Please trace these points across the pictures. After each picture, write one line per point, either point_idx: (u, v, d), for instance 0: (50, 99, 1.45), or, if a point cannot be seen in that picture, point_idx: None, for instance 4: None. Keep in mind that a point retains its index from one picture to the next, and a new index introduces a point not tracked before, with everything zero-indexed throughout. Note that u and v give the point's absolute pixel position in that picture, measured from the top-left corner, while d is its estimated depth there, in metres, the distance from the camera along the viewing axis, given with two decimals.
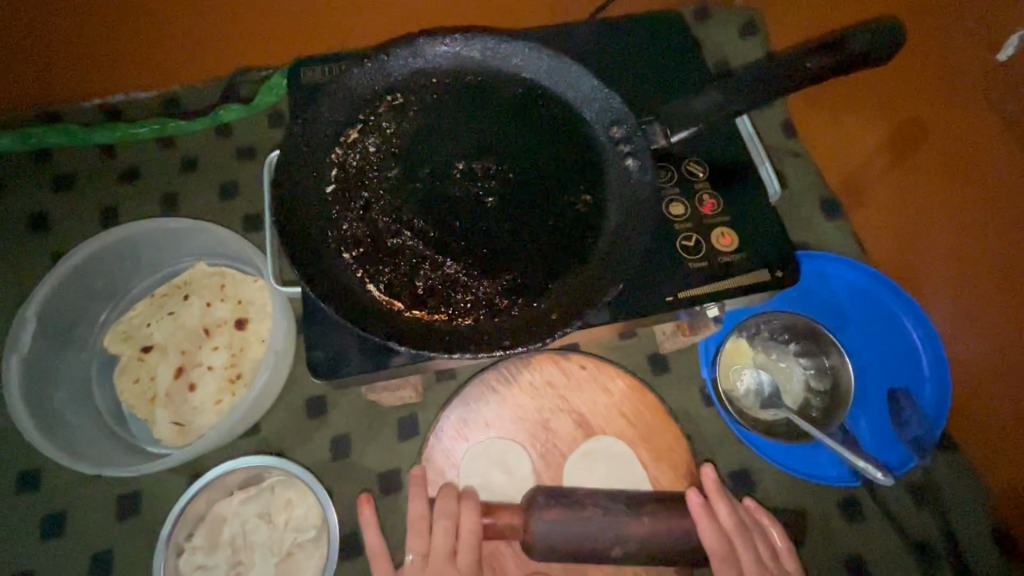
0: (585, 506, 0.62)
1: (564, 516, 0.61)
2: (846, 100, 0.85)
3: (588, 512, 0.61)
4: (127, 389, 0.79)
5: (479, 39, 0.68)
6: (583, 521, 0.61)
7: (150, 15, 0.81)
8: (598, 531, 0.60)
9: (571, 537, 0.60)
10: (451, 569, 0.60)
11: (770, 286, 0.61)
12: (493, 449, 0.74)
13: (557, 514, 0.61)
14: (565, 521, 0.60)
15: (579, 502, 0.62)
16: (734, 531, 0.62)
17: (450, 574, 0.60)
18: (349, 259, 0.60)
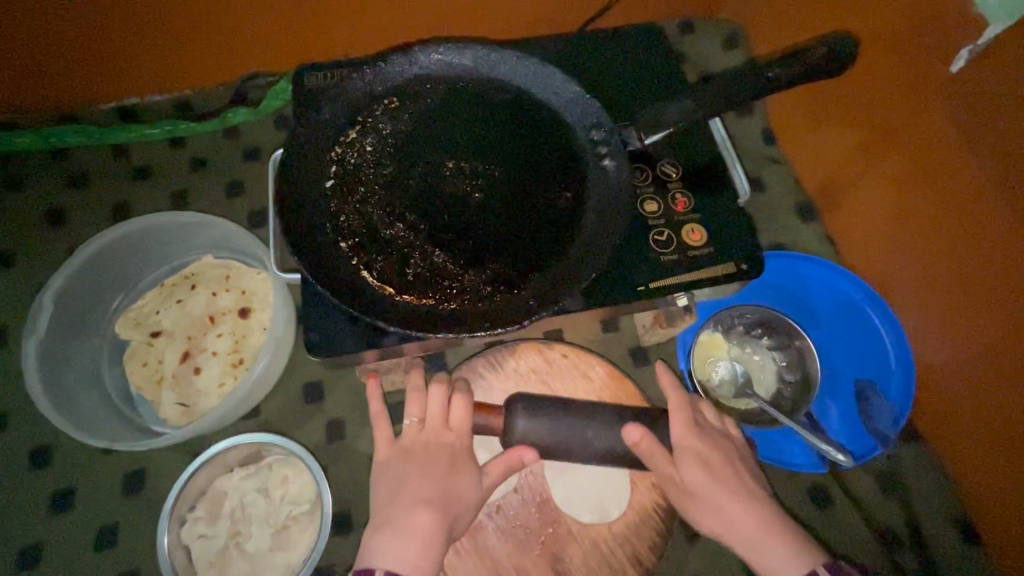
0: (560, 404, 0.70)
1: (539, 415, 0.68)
2: (818, 109, 0.90)
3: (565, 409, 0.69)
4: (136, 371, 0.84)
5: (470, 49, 0.73)
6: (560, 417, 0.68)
7: (167, 25, 0.87)
8: (570, 429, 0.67)
9: (546, 428, 0.67)
10: (447, 430, 0.69)
11: (736, 277, 0.66)
12: None
13: (534, 408, 0.68)
14: (543, 419, 0.68)
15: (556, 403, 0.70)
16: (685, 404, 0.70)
17: (446, 434, 0.69)
18: (345, 248, 0.64)
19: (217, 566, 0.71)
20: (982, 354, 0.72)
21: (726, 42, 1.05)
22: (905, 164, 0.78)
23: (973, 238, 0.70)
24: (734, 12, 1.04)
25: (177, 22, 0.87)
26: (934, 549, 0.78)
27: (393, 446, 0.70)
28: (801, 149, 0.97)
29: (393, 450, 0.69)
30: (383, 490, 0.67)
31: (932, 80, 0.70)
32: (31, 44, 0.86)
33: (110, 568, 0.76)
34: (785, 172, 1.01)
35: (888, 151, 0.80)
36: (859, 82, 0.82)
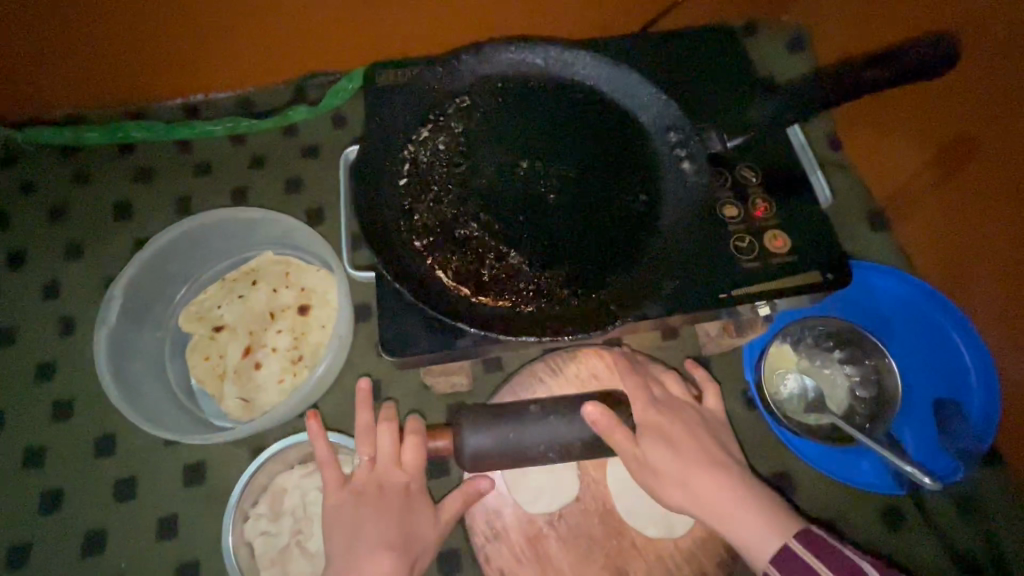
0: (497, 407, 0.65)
1: (486, 426, 0.64)
2: (891, 116, 0.87)
3: (504, 411, 0.65)
4: (198, 365, 0.84)
5: (543, 47, 0.72)
6: (500, 427, 0.64)
7: (235, 23, 0.88)
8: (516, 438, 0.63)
9: (494, 442, 0.63)
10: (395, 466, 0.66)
11: (821, 287, 0.63)
12: None
13: (477, 422, 0.64)
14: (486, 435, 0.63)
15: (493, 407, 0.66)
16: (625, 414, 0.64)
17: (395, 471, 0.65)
18: (419, 247, 0.64)
19: (279, 565, 0.71)
20: None
21: (792, 46, 1.02)
22: (984, 177, 0.74)
23: None
24: (801, 14, 1.02)
25: (242, 19, 0.88)
26: None
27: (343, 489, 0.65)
28: (872, 155, 0.93)
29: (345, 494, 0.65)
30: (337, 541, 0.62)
31: (1013, 91, 0.67)
32: (107, 44, 0.89)
33: (171, 559, 0.77)
34: (853, 178, 0.97)
35: (964, 163, 0.76)
36: (933, 96, 0.78)
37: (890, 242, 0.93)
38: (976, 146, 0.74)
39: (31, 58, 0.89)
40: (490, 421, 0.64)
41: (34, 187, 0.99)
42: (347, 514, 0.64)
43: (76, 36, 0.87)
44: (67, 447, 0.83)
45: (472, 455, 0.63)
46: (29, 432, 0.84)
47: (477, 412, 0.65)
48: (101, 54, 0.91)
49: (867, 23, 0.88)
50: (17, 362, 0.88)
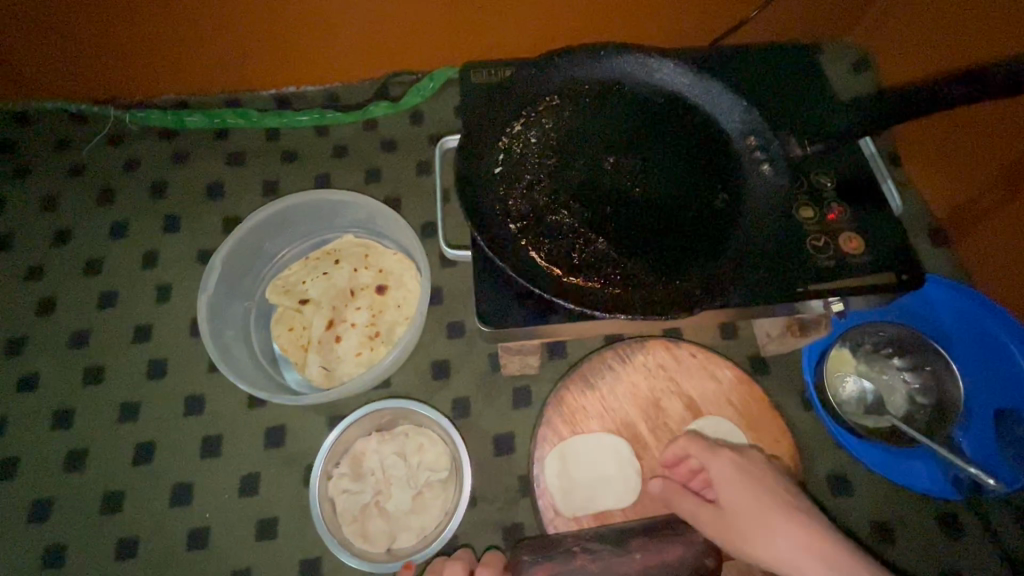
0: (568, 546, 0.71)
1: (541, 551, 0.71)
2: (957, 136, 0.90)
3: (575, 559, 0.70)
4: (283, 334, 0.90)
5: (630, 54, 0.78)
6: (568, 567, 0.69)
7: (334, 23, 0.96)
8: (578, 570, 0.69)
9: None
10: None
11: (893, 288, 0.66)
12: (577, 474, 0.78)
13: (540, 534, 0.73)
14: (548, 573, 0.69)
15: (564, 549, 0.71)
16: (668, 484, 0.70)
17: None
18: (513, 229, 0.69)
19: (359, 522, 0.75)
20: None
21: (853, 68, 1.07)
22: None
23: None
24: (864, 35, 1.06)
25: (342, 19, 0.95)
26: None
27: None
28: (932, 174, 0.96)
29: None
30: None
31: None
32: (216, 39, 0.97)
33: (252, 514, 0.82)
34: (912, 194, 1.00)
35: None
36: (1006, 116, 0.80)
37: (949, 256, 0.95)
38: None
39: (150, 46, 0.97)
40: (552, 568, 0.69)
41: (137, 165, 1.07)
42: None
43: (191, 31, 0.95)
44: (159, 404, 0.89)
45: None
46: (125, 389, 0.90)
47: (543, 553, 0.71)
48: (210, 47, 0.99)
49: (932, 46, 0.91)
50: (117, 323, 0.95)
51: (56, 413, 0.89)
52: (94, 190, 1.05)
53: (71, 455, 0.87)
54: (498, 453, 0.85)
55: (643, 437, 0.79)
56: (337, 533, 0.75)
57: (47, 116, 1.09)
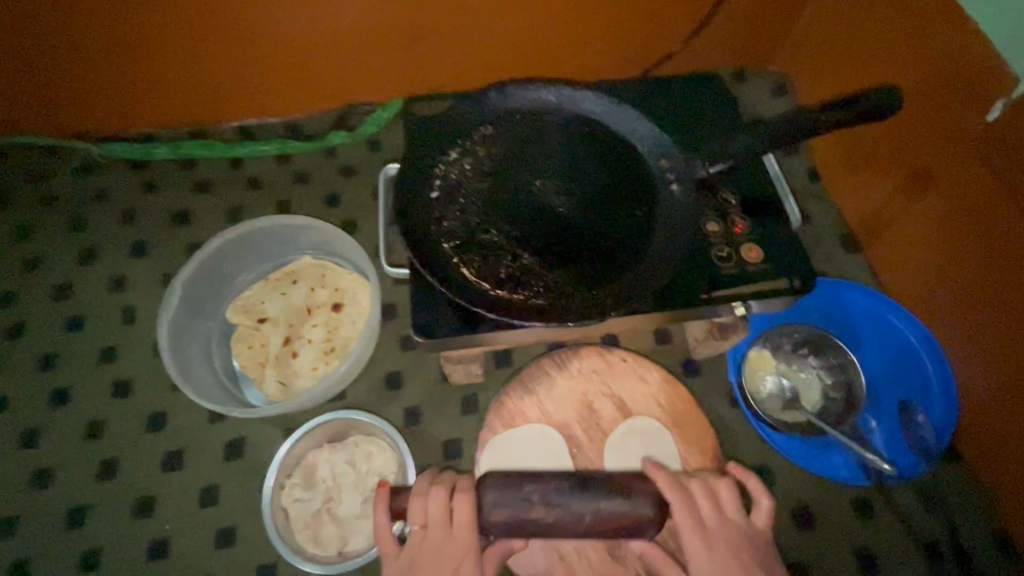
0: (528, 493, 0.61)
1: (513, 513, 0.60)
2: (861, 153, 1.00)
3: (533, 509, 0.60)
4: (243, 352, 0.95)
5: (556, 87, 0.86)
6: (522, 506, 0.60)
7: (291, 60, 1.03)
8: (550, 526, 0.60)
9: (518, 525, 0.61)
10: (451, 534, 0.62)
11: (789, 292, 0.74)
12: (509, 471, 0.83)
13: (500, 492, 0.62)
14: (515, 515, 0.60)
15: (522, 495, 0.61)
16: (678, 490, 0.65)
17: (450, 539, 0.61)
18: (447, 248, 0.75)
19: (311, 528, 0.79)
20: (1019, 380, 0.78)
21: (775, 92, 1.16)
22: (947, 205, 0.85)
23: (1003, 271, 0.77)
24: (784, 63, 1.16)
25: (300, 57, 1.03)
26: (972, 559, 0.81)
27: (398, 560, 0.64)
28: (844, 187, 1.05)
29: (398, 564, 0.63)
30: None
31: (965, 131, 0.80)
32: (180, 77, 1.04)
33: (212, 524, 0.86)
34: (830, 207, 1.08)
35: (930, 192, 0.88)
36: (903, 132, 0.90)
37: (863, 263, 1.03)
38: (938, 176, 0.85)
39: (118, 83, 1.04)
40: (513, 515, 0.60)
41: (106, 194, 1.13)
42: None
43: (157, 70, 1.02)
44: (124, 421, 0.93)
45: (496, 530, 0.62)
46: (91, 407, 0.94)
47: (505, 491, 0.62)
48: (174, 83, 1.05)
49: (839, 72, 1.02)
50: (85, 345, 0.99)
51: (23, 434, 0.93)
52: (65, 219, 1.11)
53: (38, 474, 0.90)
54: (447, 458, 0.90)
55: (579, 437, 0.85)
56: (290, 539, 0.79)
57: (19, 149, 1.14)
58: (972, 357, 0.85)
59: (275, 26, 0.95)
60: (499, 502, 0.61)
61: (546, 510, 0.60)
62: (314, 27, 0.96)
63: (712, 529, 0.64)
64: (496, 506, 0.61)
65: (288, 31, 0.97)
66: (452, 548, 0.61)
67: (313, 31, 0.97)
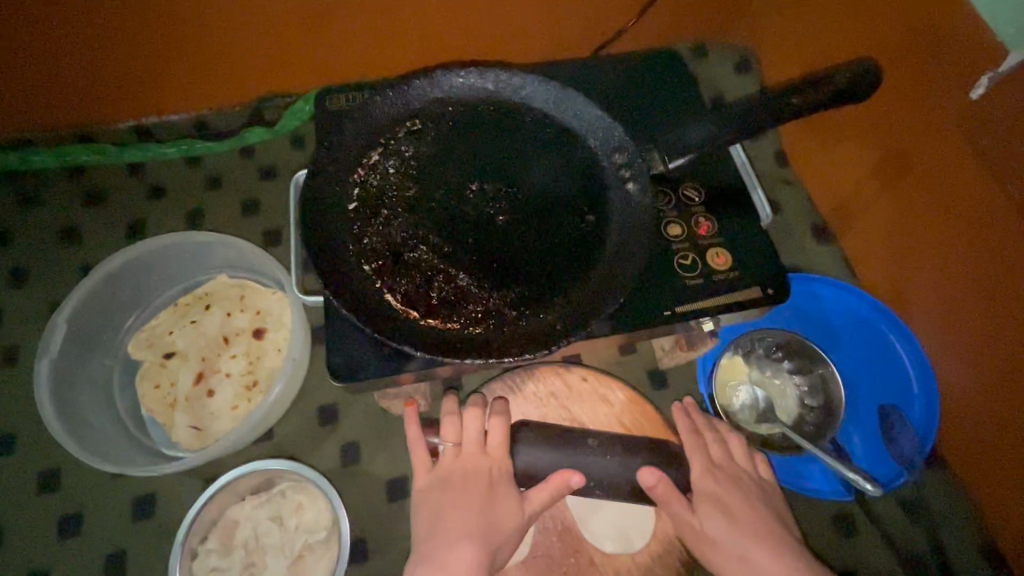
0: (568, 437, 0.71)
1: (544, 443, 0.71)
2: (833, 134, 0.91)
3: (575, 441, 0.71)
4: (148, 393, 0.82)
5: (492, 72, 0.74)
6: (562, 447, 0.70)
7: (185, 48, 0.88)
8: (573, 457, 0.69)
9: (546, 460, 0.70)
10: (484, 457, 0.69)
11: (761, 303, 0.65)
12: None
13: (536, 436, 0.72)
14: (548, 449, 0.70)
15: (565, 433, 0.72)
16: (701, 446, 0.73)
17: (482, 462, 0.69)
18: (368, 271, 0.64)
19: None
20: (1004, 378, 0.72)
21: (738, 68, 1.07)
22: (925, 190, 0.78)
23: (988, 262, 0.71)
24: (747, 36, 1.06)
25: (195, 44, 0.88)
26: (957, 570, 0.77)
27: (431, 472, 0.70)
28: (815, 171, 0.97)
29: (431, 477, 0.70)
30: (420, 522, 0.67)
31: (946, 109, 0.72)
32: (50, 71, 0.87)
33: None
34: (800, 193, 1.00)
35: (908, 177, 0.80)
36: (876, 110, 0.82)
37: (837, 253, 0.96)
38: (916, 158, 0.78)
39: None
40: (550, 441, 0.71)
41: None
42: (432, 497, 0.68)
43: (18, 65, 0.85)
44: (8, 484, 0.79)
45: (525, 463, 0.70)
46: None
47: (543, 431, 0.72)
48: (44, 80, 0.89)
49: (808, 45, 0.92)
50: None
51: None
52: None
53: None
54: (391, 499, 0.80)
55: None
56: None
57: None
58: (955, 352, 0.79)
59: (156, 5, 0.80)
60: (538, 448, 0.70)
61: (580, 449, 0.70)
62: (205, 7, 0.81)
63: (724, 472, 0.71)
64: (531, 433, 0.72)
65: (173, 11, 0.81)
66: (483, 465, 0.69)
67: (205, 13, 0.82)
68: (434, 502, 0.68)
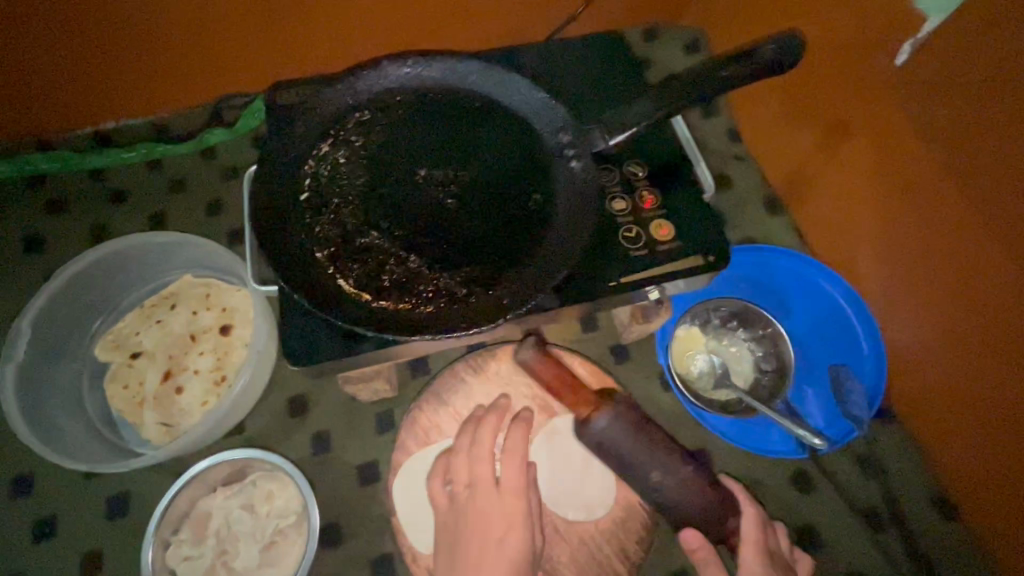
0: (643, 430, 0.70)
1: (624, 424, 0.68)
2: (779, 108, 0.94)
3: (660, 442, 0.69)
4: (117, 394, 0.83)
5: (438, 61, 0.75)
6: (629, 435, 0.68)
7: (138, 60, 0.88)
8: (640, 448, 0.68)
9: (595, 442, 0.68)
10: (502, 484, 0.68)
11: (702, 270, 0.68)
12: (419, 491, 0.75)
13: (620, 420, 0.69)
14: (626, 436, 0.68)
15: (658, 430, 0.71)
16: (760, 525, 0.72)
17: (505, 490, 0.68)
18: (321, 258, 0.66)
19: None
20: (945, 331, 0.75)
21: (688, 49, 1.09)
22: (861, 156, 0.81)
23: (921, 221, 0.74)
24: (695, 17, 1.09)
25: (150, 56, 0.88)
26: (908, 518, 0.81)
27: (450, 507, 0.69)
28: (764, 145, 1.00)
29: (449, 511, 0.69)
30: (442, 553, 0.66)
31: (872, 77, 0.75)
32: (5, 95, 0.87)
33: None
34: (752, 167, 1.03)
35: (846, 145, 0.83)
36: (814, 83, 0.85)
37: (789, 224, 0.99)
38: (851, 126, 0.81)
39: None
40: (614, 432, 0.69)
41: None
42: (454, 525, 0.67)
43: None
44: None
45: (588, 435, 0.68)
46: None
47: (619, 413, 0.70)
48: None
49: (751, 22, 0.95)
50: None
51: None
52: None
53: None
54: (363, 484, 0.81)
55: None
56: None
57: None
58: (898, 309, 0.83)
59: (103, 19, 0.79)
60: (607, 427, 0.68)
61: (636, 444, 0.68)
62: (154, 16, 0.81)
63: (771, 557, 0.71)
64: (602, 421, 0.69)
65: (122, 23, 0.81)
66: (506, 501, 0.67)
67: (152, 22, 0.82)
68: (478, 526, 0.65)
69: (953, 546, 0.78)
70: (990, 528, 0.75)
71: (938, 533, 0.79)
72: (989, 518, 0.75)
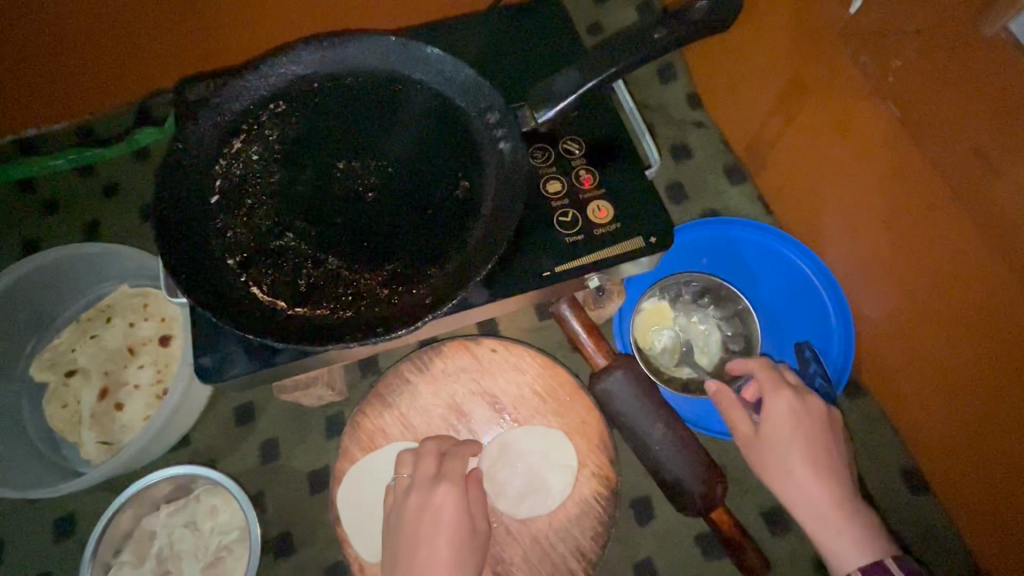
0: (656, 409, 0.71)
1: (633, 382, 0.71)
2: (739, 67, 0.86)
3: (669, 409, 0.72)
4: (56, 413, 0.81)
5: (354, 40, 0.68)
6: (641, 397, 0.70)
7: (35, 64, 0.80)
8: (647, 412, 0.70)
9: (609, 399, 0.71)
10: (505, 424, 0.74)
11: (644, 253, 0.63)
12: (366, 495, 0.73)
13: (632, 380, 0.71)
14: (632, 394, 0.70)
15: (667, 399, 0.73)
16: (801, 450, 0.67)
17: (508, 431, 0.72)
18: (233, 265, 0.61)
19: None
20: (914, 301, 0.71)
21: (640, 8, 1.02)
22: (823, 116, 0.73)
23: (886, 184, 0.68)
24: None
25: (51, 61, 0.81)
26: (872, 492, 0.81)
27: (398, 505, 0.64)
28: (726, 108, 0.93)
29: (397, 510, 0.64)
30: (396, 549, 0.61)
31: (833, 25, 0.67)
32: None
33: None
34: (713, 132, 0.97)
35: (808, 102, 0.75)
36: (774, 37, 0.77)
37: (752, 193, 0.94)
38: (813, 82, 0.73)
39: None
40: (626, 401, 0.70)
41: None
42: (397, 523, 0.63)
43: None
44: None
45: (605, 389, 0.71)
46: None
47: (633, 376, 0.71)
48: None
49: None
50: None
51: None
52: None
53: None
54: (317, 490, 0.80)
55: None
56: None
57: None
58: (868, 278, 0.77)
59: None
60: (620, 389, 0.70)
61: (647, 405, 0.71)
62: (46, 19, 0.74)
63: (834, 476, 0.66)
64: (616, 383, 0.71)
65: (10, 29, 0.73)
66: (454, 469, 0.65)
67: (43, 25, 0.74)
68: (428, 525, 0.60)
69: (916, 517, 0.79)
70: (957, 499, 0.75)
71: (900, 505, 0.80)
72: (956, 488, 0.74)
